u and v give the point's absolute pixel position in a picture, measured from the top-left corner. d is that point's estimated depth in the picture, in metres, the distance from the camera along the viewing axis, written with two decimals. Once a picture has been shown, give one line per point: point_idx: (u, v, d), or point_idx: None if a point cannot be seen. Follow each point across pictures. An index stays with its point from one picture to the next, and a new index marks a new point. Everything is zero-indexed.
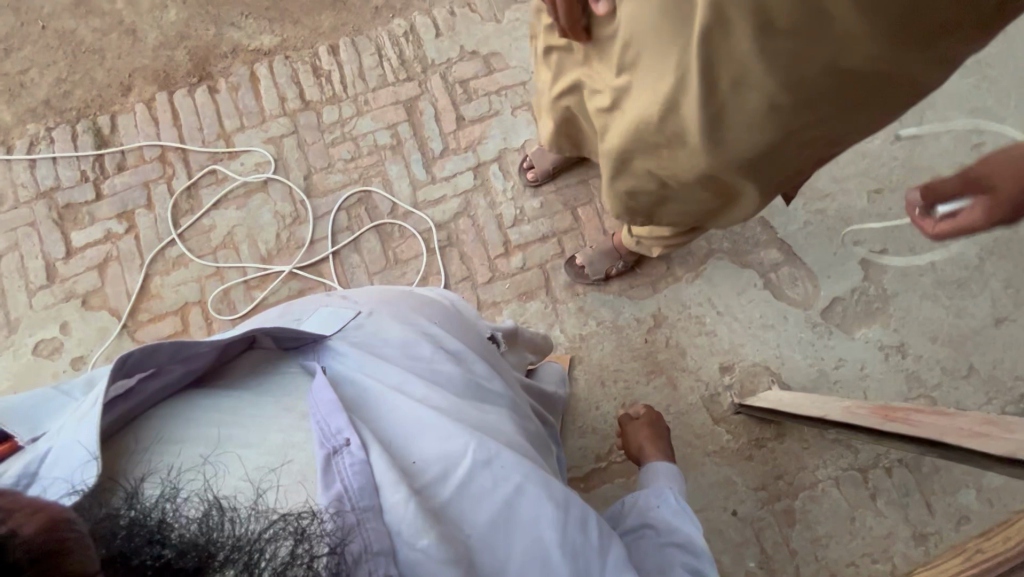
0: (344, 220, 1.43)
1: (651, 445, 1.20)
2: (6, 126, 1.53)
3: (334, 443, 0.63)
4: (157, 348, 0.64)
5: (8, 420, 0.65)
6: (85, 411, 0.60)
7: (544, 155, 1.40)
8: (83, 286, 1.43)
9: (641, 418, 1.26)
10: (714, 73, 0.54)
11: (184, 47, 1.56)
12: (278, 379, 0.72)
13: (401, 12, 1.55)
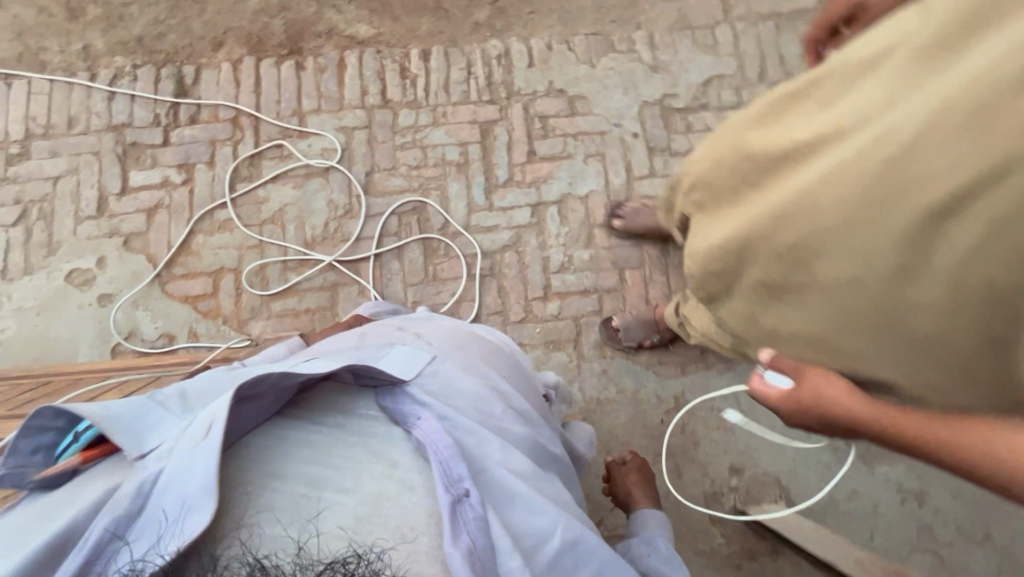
0: (393, 222, 1.43)
1: (640, 494, 1.17)
2: (96, 53, 1.56)
3: (457, 492, 0.66)
4: (267, 376, 0.68)
5: (115, 429, 0.65)
6: (198, 440, 0.62)
7: (637, 216, 1.38)
8: (128, 226, 1.44)
9: (630, 465, 1.23)
10: (880, 256, 0.58)
11: (282, 17, 1.57)
12: (356, 421, 0.74)
13: (499, 34, 1.55)
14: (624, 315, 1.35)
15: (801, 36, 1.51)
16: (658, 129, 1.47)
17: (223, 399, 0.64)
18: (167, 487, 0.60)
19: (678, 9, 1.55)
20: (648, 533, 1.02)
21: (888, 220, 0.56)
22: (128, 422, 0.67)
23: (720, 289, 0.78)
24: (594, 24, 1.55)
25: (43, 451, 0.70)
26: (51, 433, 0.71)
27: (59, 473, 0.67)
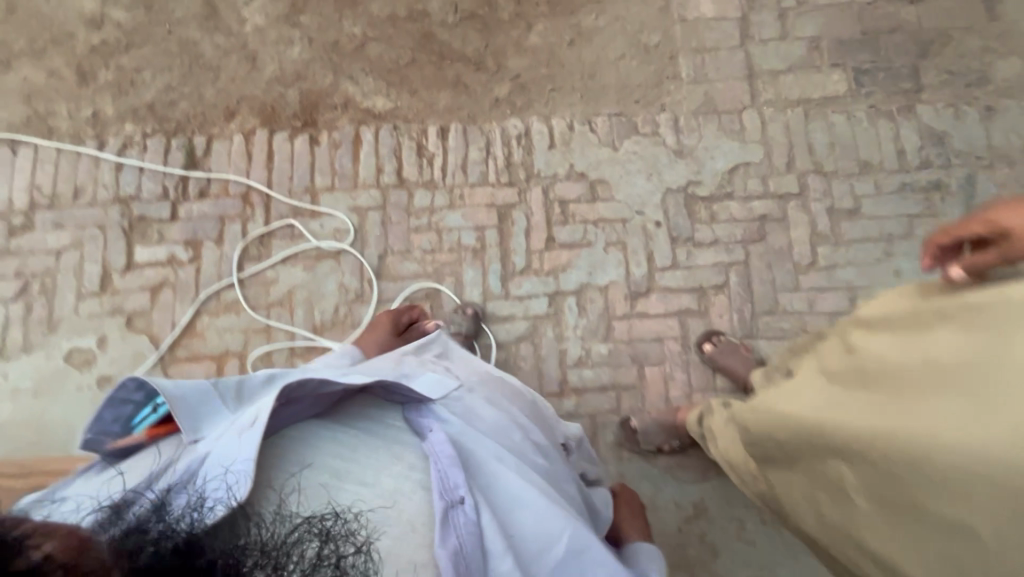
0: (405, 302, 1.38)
1: (629, 519, 1.15)
2: (106, 119, 1.52)
3: (451, 498, 0.72)
4: (308, 382, 0.73)
5: (180, 410, 0.75)
6: (243, 428, 0.71)
7: (733, 354, 1.31)
8: (131, 304, 1.39)
9: (619, 494, 1.22)
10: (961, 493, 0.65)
11: (298, 88, 1.54)
12: (380, 419, 0.79)
13: (519, 111, 1.51)
14: (644, 420, 1.29)
15: (830, 126, 1.47)
16: (682, 218, 1.43)
17: (269, 398, 0.72)
18: (211, 461, 0.68)
19: (705, 92, 1.50)
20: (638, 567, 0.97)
21: (976, 461, 0.63)
22: (191, 406, 0.77)
23: (782, 458, 0.88)
24: (617, 104, 1.51)
25: (121, 421, 0.80)
26: (130, 405, 0.80)
27: (130, 444, 0.77)
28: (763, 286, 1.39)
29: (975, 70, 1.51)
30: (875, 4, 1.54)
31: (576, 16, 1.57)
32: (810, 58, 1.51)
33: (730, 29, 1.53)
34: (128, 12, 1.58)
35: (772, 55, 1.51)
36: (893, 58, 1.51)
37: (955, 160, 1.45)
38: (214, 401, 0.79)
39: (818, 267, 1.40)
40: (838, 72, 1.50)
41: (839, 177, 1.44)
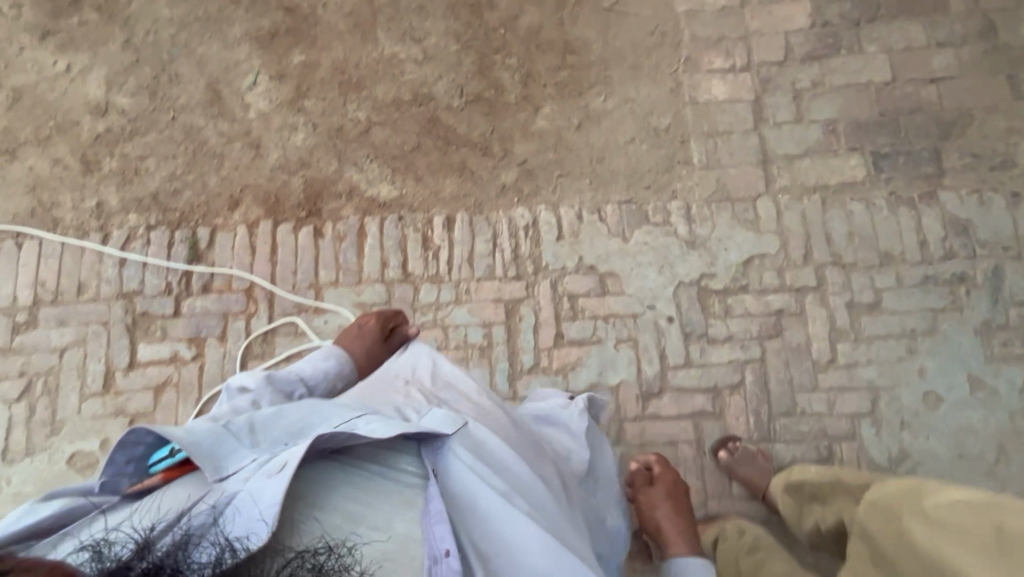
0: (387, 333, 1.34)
1: (674, 518, 1.15)
2: (110, 210, 1.51)
3: (435, 553, 0.68)
4: (333, 435, 0.73)
5: (197, 453, 0.71)
6: (270, 473, 0.69)
7: (755, 466, 1.26)
8: (134, 405, 1.37)
9: (664, 486, 1.19)
10: None
11: (301, 175, 1.51)
12: (385, 457, 0.77)
13: (526, 199, 1.48)
14: (649, 455, 1.27)
15: (849, 215, 1.42)
16: (694, 313, 1.39)
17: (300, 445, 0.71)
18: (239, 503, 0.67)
19: (717, 178, 1.46)
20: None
21: None
22: (206, 450, 0.72)
23: None
24: (627, 191, 1.48)
25: (134, 463, 0.77)
26: (142, 447, 0.77)
27: (142, 488, 0.73)
28: (780, 386, 1.35)
29: (1000, 153, 1.45)
30: (894, 84, 1.49)
31: (584, 98, 1.54)
32: (827, 142, 1.46)
33: (743, 111, 1.49)
34: (132, 98, 1.57)
35: (787, 139, 1.47)
36: (913, 141, 1.46)
37: (980, 251, 1.39)
38: (232, 441, 0.74)
39: (837, 364, 1.35)
40: (856, 157, 1.45)
41: (858, 270, 1.39)
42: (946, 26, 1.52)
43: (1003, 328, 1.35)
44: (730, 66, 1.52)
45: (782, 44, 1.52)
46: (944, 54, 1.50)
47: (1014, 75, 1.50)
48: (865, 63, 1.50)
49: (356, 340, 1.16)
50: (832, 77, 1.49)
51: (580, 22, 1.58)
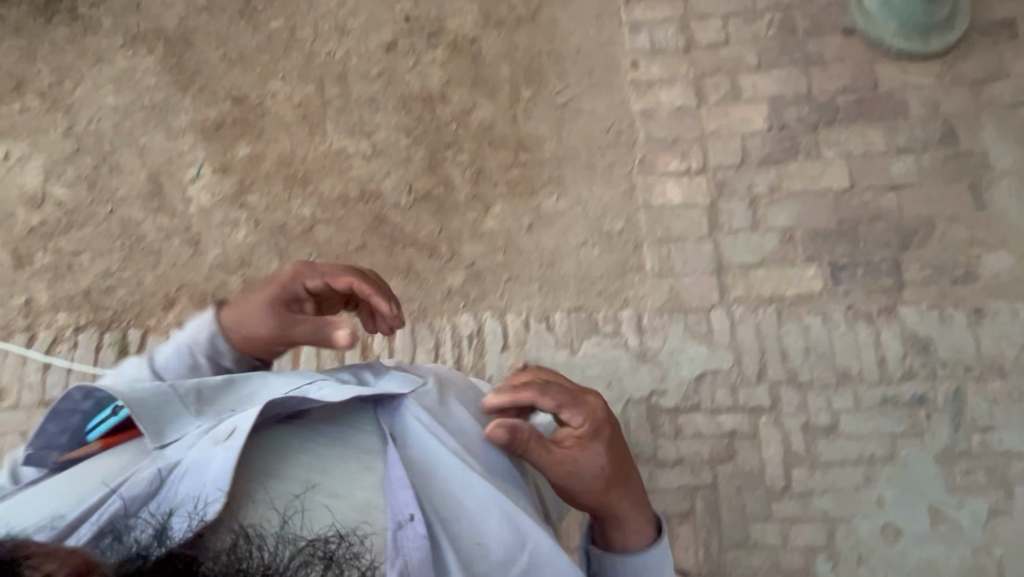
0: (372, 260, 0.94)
1: (624, 490, 0.80)
2: (38, 308, 1.44)
3: (399, 517, 0.63)
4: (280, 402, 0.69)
5: (141, 417, 0.69)
6: (218, 439, 0.65)
7: None
8: None
9: (601, 439, 0.78)
10: None
11: (240, 274, 1.45)
12: (344, 426, 0.72)
13: (472, 304, 1.43)
14: (560, 389, 0.79)
15: (806, 329, 1.37)
16: (643, 432, 1.32)
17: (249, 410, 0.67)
18: (184, 470, 0.64)
19: (670, 287, 1.41)
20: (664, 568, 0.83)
21: None
22: (150, 410, 0.70)
23: None
24: (577, 298, 1.42)
25: (70, 432, 0.76)
26: (78, 416, 0.77)
27: (81, 455, 0.73)
28: (732, 515, 1.27)
29: (961, 265, 1.41)
30: (852, 192, 1.45)
31: (536, 198, 1.49)
32: (783, 251, 1.42)
33: (698, 217, 1.45)
34: (70, 189, 1.52)
35: (742, 247, 1.43)
36: (872, 252, 1.42)
37: (940, 371, 1.34)
38: (176, 404, 0.71)
39: (792, 492, 1.28)
40: (813, 268, 1.41)
41: (814, 389, 1.33)
42: (906, 131, 1.49)
43: (965, 455, 1.29)
44: (685, 169, 1.48)
45: (739, 147, 1.48)
46: (903, 161, 1.47)
47: (975, 183, 1.46)
48: (823, 169, 1.46)
49: (255, 302, 0.85)
50: (789, 183, 1.46)
51: (534, 118, 1.54)
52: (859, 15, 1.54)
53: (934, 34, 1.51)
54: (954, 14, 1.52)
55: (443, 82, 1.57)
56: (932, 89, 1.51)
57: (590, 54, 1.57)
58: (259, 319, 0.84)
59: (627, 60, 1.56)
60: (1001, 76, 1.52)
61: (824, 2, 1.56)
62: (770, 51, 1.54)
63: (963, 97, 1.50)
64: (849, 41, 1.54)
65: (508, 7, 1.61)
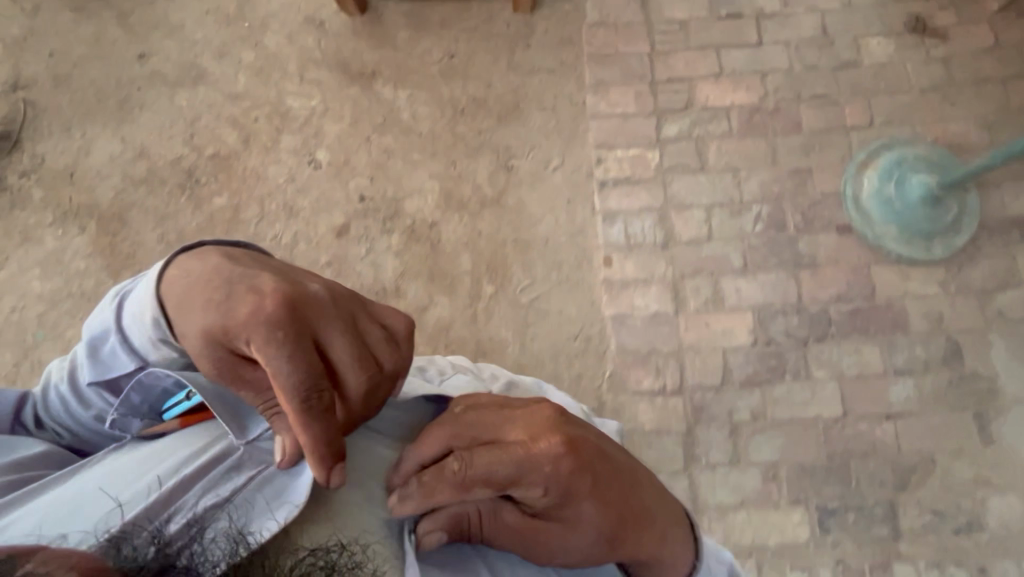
0: (382, 336, 0.62)
1: (634, 533, 0.63)
2: None
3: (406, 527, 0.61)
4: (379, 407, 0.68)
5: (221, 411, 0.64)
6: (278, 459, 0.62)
7: None
8: None
9: (569, 502, 0.59)
10: None
11: None
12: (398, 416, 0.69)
13: None
14: (490, 462, 0.57)
15: None
16: None
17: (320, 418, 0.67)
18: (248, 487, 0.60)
19: None
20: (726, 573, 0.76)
21: None
22: (231, 404, 0.65)
23: None
24: None
25: (149, 404, 0.71)
26: (159, 389, 0.69)
27: (160, 431, 0.68)
28: None
29: (965, 511, 1.26)
30: (844, 421, 1.31)
31: None
32: (765, 491, 1.27)
33: (672, 447, 1.30)
34: None
35: (721, 486, 1.28)
36: (865, 493, 1.27)
37: None
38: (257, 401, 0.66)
39: None
40: (799, 512, 1.26)
41: None
42: (906, 350, 1.34)
43: None
44: (659, 387, 1.34)
45: (719, 365, 1.34)
46: (902, 385, 1.32)
47: (981, 413, 1.31)
48: (812, 394, 1.32)
49: (205, 311, 0.60)
50: (774, 410, 1.31)
51: (496, 319, 1.40)
52: (858, 212, 1.39)
53: (938, 238, 1.37)
54: (962, 214, 1.38)
55: (397, 274, 1.44)
56: (935, 299, 1.36)
57: (559, 245, 1.44)
58: (204, 352, 0.60)
59: (599, 256, 1.42)
60: (1012, 285, 1.37)
61: (817, 194, 1.42)
62: (756, 250, 1.40)
63: (969, 309, 1.36)
64: (844, 241, 1.39)
65: (471, 187, 1.48)
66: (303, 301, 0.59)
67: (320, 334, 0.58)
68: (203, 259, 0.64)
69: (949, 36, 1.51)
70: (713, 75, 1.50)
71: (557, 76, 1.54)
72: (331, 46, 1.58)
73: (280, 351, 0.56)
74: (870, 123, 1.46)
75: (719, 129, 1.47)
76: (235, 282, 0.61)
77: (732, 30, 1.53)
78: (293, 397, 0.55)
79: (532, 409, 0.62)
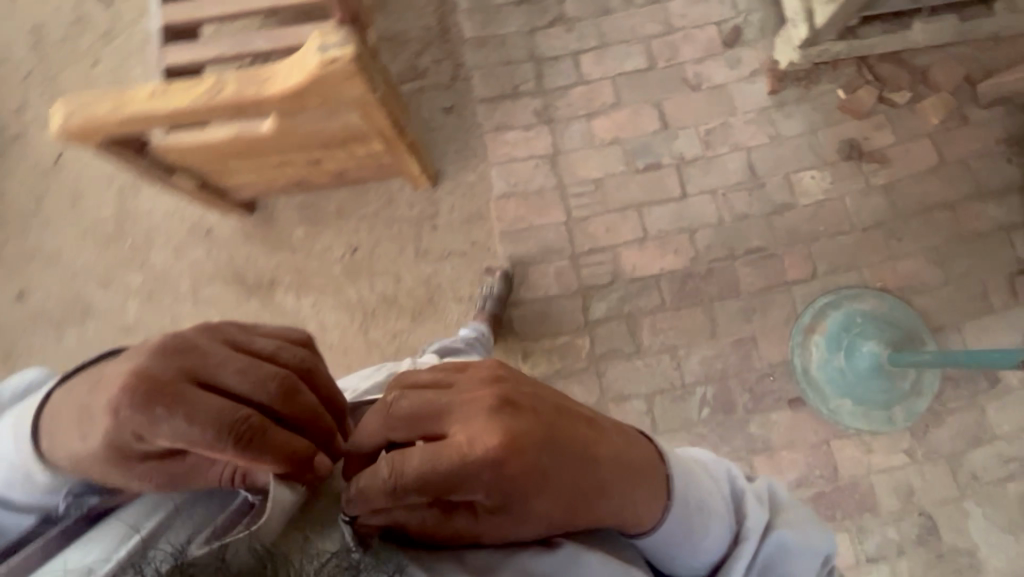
0: (272, 343, 0.55)
1: (606, 487, 0.52)
2: None
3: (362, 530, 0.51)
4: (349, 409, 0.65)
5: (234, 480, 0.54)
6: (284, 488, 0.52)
7: None
8: None
9: (518, 499, 0.47)
10: None
11: None
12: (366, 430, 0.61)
13: None
14: (423, 463, 0.46)
15: None
16: None
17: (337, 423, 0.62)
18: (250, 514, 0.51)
19: None
20: (721, 485, 0.66)
21: None
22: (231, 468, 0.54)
23: None
24: None
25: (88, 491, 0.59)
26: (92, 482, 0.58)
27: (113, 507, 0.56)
28: None
29: None
30: None
31: None
32: None
33: None
34: None
35: None
36: None
37: None
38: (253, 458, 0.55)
39: None
40: None
41: None
42: (876, 532, 1.25)
43: None
44: None
45: None
46: (877, 572, 1.23)
47: None
48: None
49: (90, 436, 0.52)
50: None
51: None
52: (809, 386, 1.28)
53: (897, 406, 1.26)
54: (922, 374, 1.26)
55: None
56: (902, 471, 1.26)
57: None
58: (130, 474, 0.52)
59: None
60: (983, 442, 1.27)
61: (764, 366, 1.31)
62: (706, 439, 1.29)
63: (940, 476, 1.26)
64: (797, 416, 1.28)
65: None
66: (160, 365, 0.51)
67: (204, 378, 0.51)
68: (64, 405, 0.56)
69: (889, 159, 1.38)
70: (636, 241, 1.38)
71: (470, 259, 1.42)
72: (223, 255, 1.45)
73: (175, 416, 0.49)
74: (812, 273, 1.34)
75: (652, 303, 1.35)
76: (99, 391, 0.53)
77: (652, 184, 1.41)
78: (219, 441, 0.48)
79: (468, 396, 0.50)
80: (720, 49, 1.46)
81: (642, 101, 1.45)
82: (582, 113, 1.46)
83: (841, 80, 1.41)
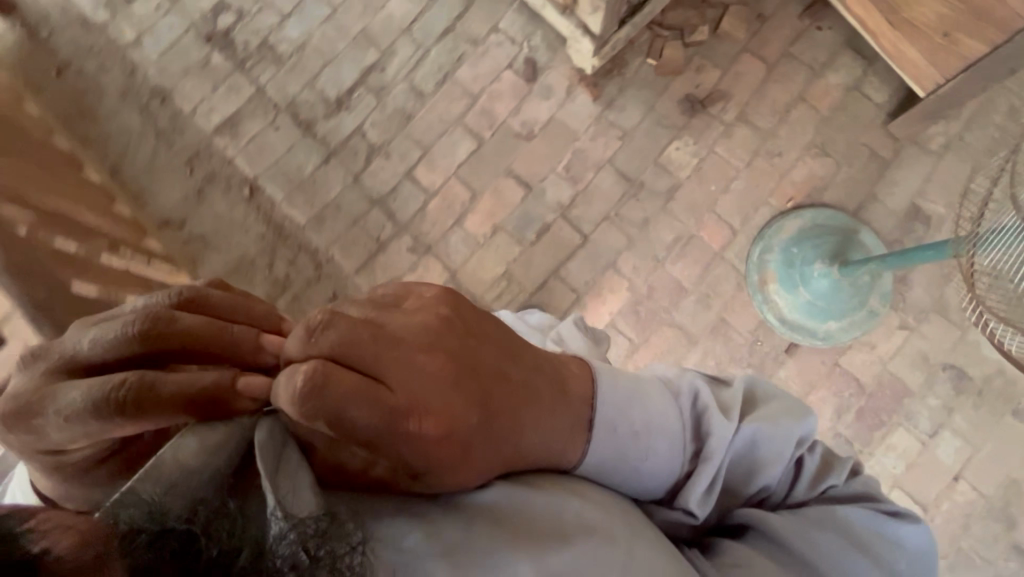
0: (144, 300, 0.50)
1: (520, 418, 0.51)
2: None
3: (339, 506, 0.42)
4: None
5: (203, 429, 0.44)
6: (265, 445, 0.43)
7: None
8: None
9: (434, 473, 0.46)
10: None
11: None
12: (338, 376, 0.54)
13: None
14: (354, 384, 0.43)
15: None
16: None
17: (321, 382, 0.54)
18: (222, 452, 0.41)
19: None
20: (677, 409, 0.60)
21: None
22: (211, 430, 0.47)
23: None
24: None
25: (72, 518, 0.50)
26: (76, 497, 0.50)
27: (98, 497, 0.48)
28: None
29: None
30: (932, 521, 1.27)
31: None
32: None
33: None
34: None
35: None
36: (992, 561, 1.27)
37: None
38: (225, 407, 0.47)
39: None
40: None
41: None
42: (922, 409, 1.30)
43: None
44: None
45: None
46: (944, 441, 1.29)
47: (1017, 408, 1.30)
48: None
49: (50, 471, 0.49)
50: None
51: None
52: (794, 331, 1.32)
53: (871, 296, 1.31)
54: None
55: None
56: (908, 343, 1.31)
57: None
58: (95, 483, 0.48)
59: None
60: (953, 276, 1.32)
61: (747, 336, 1.33)
62: None
63: (939, 328, 1.32)
64: (801, 360, 1.32)
65: None
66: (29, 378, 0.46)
67: (75, 363, 0.46)
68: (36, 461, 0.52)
69: (727, 93, 1.40)
70: (574, 304, 1.36)
71: None
72: None
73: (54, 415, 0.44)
74: (732, 231, 1.36)
75: (623, 348, 1.34)
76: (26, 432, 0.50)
77: (553, 246, 1.38)
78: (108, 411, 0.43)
79: (410, 342, 0.48)
80: (527, 88, 1.43)
81: (495, 178, 1.42)
82: (450, 222, 1.42)
83: (644, 50, 1.40)
